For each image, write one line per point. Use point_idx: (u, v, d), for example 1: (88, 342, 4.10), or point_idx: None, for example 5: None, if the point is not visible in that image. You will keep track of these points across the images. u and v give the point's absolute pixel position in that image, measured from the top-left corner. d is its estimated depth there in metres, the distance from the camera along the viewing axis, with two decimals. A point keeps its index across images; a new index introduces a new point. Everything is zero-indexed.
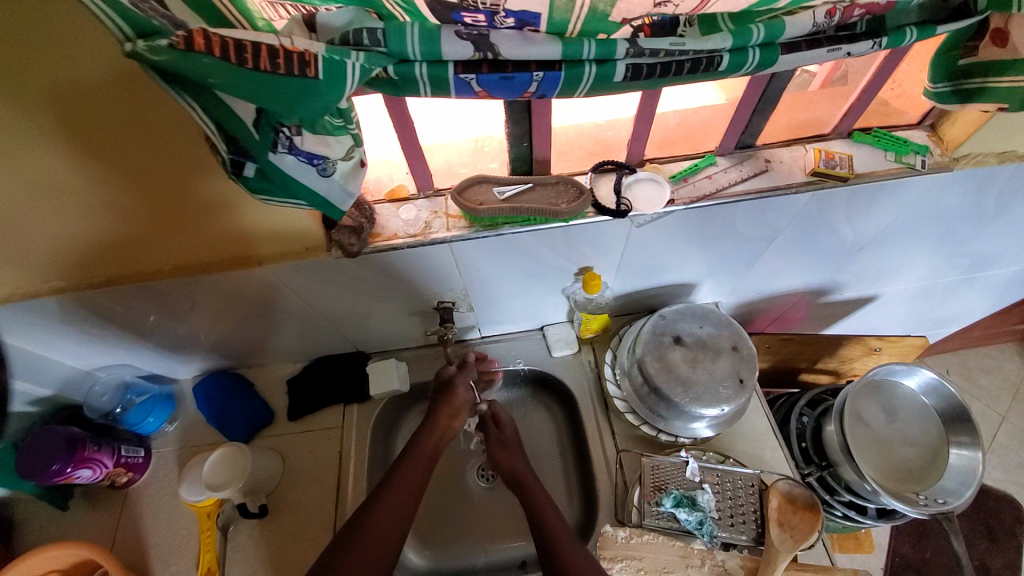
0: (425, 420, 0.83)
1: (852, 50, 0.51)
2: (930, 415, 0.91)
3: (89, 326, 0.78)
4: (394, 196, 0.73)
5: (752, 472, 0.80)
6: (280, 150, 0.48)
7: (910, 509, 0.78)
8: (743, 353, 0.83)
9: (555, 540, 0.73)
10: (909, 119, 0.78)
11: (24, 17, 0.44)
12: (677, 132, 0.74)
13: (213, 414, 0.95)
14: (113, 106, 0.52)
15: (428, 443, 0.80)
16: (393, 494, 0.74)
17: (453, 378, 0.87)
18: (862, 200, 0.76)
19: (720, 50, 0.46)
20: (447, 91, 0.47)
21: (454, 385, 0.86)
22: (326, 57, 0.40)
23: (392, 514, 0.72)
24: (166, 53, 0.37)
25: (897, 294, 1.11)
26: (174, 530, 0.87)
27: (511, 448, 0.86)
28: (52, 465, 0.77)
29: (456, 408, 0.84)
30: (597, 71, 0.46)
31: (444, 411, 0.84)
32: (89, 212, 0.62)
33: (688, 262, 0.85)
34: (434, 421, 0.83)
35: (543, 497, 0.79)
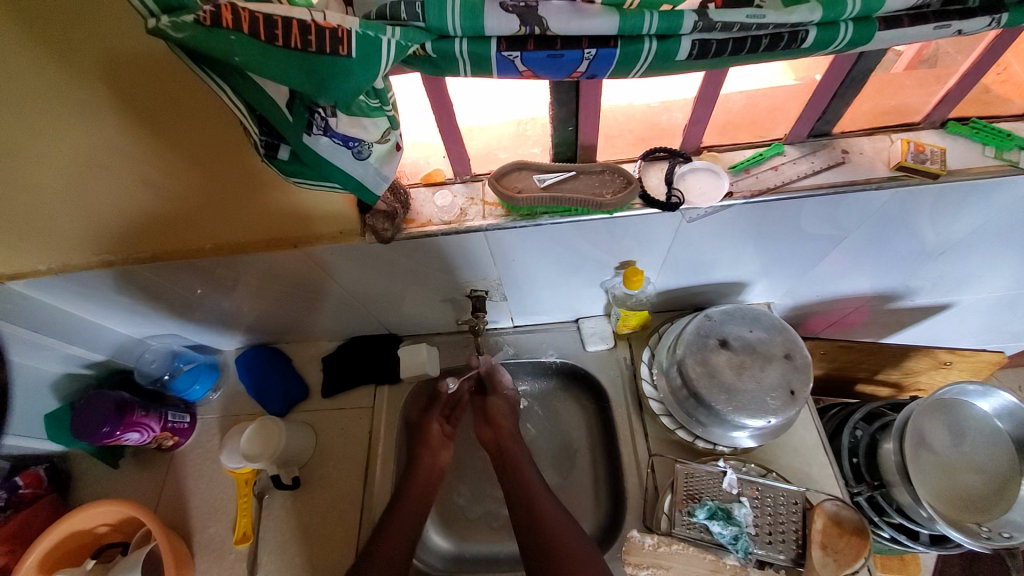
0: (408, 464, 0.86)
1: (964, 28, 0.43)
2: (1004, 443, 0.82)
3: (137, 298, 0.82)
4: (430, 179, 0.70)
5: (796, 489, 0.74)
6: (314, 132, 0.45)
7: (971, 542, 0.70)
8: (797, 362, 0.76)
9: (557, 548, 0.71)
10: (1015, 109, 0.67)
11: None
12: (742, 117, 0.67)
13: (253, 385, 0.98)
14: (150, 80, 0.51)
15: (419, 481, 0.84)
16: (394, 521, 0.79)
17: (423, 418, 0.91)
18: (951, 200, 0.67)
19: (806, 24, 0.40)
20: (489, 71, 0.43)
21: (426, 424, 0.90)
22: (360, 33, 0.37)
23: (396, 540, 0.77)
24: (190, 29, 0.36)
25: (977, 304, 0.99)
26: (213, 494, 0.92)
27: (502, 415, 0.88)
28: (103, 427, 0.82)
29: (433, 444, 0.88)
30: (657, 49, 0.41)
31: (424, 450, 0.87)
32: (133, 188, 0.63)
33: (741, 259, 0.78)
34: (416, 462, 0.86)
35: (536, 483, 0.79)
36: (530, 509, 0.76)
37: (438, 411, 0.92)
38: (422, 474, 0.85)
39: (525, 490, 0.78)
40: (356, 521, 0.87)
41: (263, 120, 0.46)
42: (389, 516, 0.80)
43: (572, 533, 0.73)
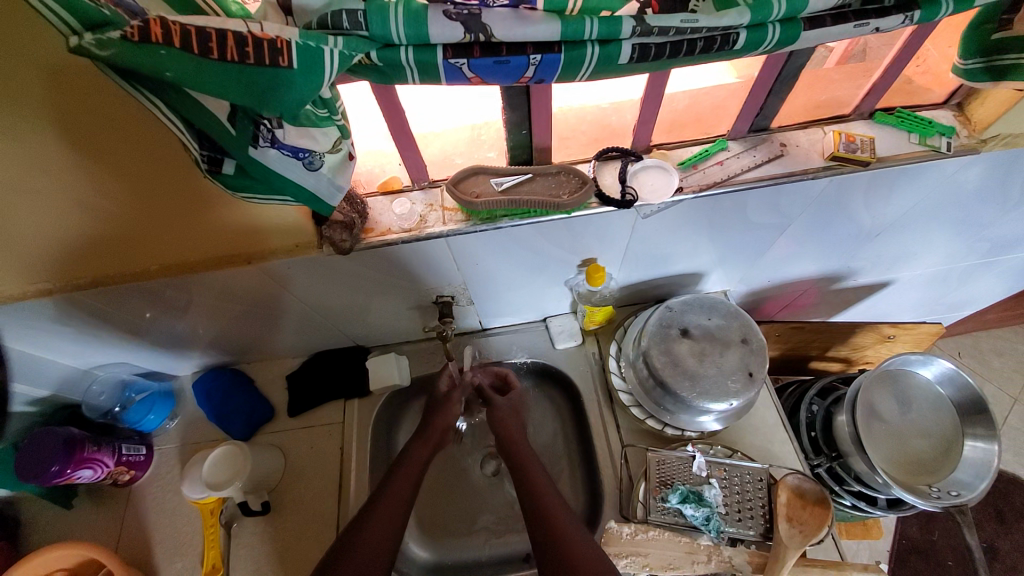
0: (417, 431, 0.79)
1: (881, 25, 0.46)
2: (945, 407, 0.89)
3: (81, 326, 0.76)
4: (388, 188, 0.70)
5: (760, 467, 0.78)
6: (261, 144, 0.44)
7: (923, 502, 0.76)
8: (753, 346, 0.80)
9: (554, 524, 0.67)
10: (934, 99, 0.73)
11: None
12: (687, 116, 0.70)
13: (213, 410, 0.94)
14: (71, 95, 0.48)
15: (435, 435, 0.79)
16: (396, 484, 0.71)
17: (449, 394, 0.85)
18: (882, 186, 0.72)
19: (736, 27, 0.42)
20: (437, 78, 0.43)
21: (448, 400, 0.84)
22: (300, 44, 0.36)
23: (402, 486, 0.71)
24: (116, 46, 0.34)
25: (913, 279, 1.07)
26: (178, 526, 0.87)
27: (508, 417, 0.82)
28: (51, 467, 0.76)
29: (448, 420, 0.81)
30: (600, 53, 0.42)
31: (438, 423, 0.80)
32: (66, 211, 0.59)
33: (697, 250, 0.81)
34: (426, 433, 0.79)
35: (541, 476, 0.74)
36: (528, 483, 0.72)
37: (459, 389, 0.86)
38: (435, 436, 0.79)
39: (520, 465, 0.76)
40: (332, 537, 0.85)
41: (203, 134, 0.44)
42: (396, 473, 0.73)
43: (564, 506, 0.69)
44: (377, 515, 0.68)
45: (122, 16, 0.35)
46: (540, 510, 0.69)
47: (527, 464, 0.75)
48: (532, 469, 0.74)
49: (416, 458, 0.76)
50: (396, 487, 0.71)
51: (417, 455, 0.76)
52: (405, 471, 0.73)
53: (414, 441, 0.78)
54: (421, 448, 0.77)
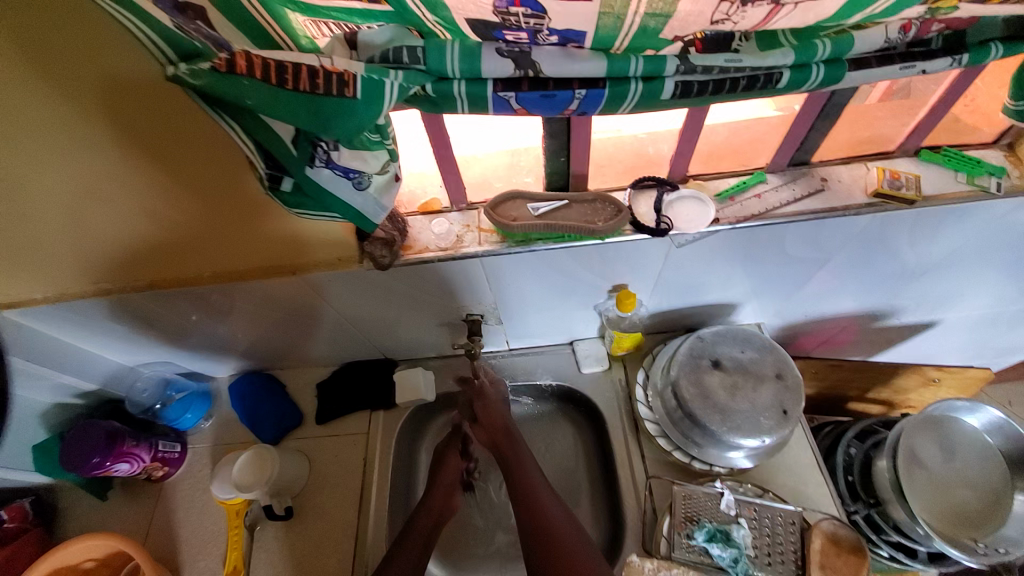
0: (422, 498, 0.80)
1: (928, 68, 0.47)
2: (993, 457, 0.83)
3: (133, 325, 0.81)
4: (427, 209, 0.72)
5: (793, 509, 0.75)
6: (317, 164, 0.47)
7: (965, 557, 0.71)
8: (788, 382, 0.78)
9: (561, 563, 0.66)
10: (983, 137, 0.71)
11: (68, 30, 0.45)
12: (725, 148, 0.70)
13: (245, 413, 0.97)
14: (153, 114, 0.53)
15: (435, 504, 0.79)
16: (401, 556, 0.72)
17: (445, 450, 0.85)
18: (927, 224, 0.70)
19: (780, 67, 0.43)
20: (485, 109, 0.46)
21: (445, 457, 0.84)
22: (365, 77, 0.39)
23: (406, 560, 0.72)
24: (205, 76, 0.38)
25: (960, 321, 1.02)
26: (204, 525, 0.90)
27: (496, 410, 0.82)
28: (91, 459, 0.81)
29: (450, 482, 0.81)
30: (643, 89, 0.44)
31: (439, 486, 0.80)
32: (134, 218, 0.64)
33: (731, 281, 0.80)
34: (430, 499, 0.79)
35: (546, 492, 0.73)
36: (538, 517, 0.70)
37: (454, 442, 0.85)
38: (437, 503, 0.79)
39: (528, 489, 0.73)
40: (349, 550, 0.85)
41: (269, 155, 0.47)
42: (398, 549, 0.73)
43: (580, 538, 0.69)
44: None
45: (211, 49, 0.39)
46: (548, 550, 0.67)
47: (541, 497, 0.72)
48: (545, 498, 0.72)
49: (421, 528, 0.76)
50: (400, 559, 0.72)
51: (421, 525, 0.76)
52: (408, 545, 0.74)
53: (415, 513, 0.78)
54: (423, 519, 0.76)
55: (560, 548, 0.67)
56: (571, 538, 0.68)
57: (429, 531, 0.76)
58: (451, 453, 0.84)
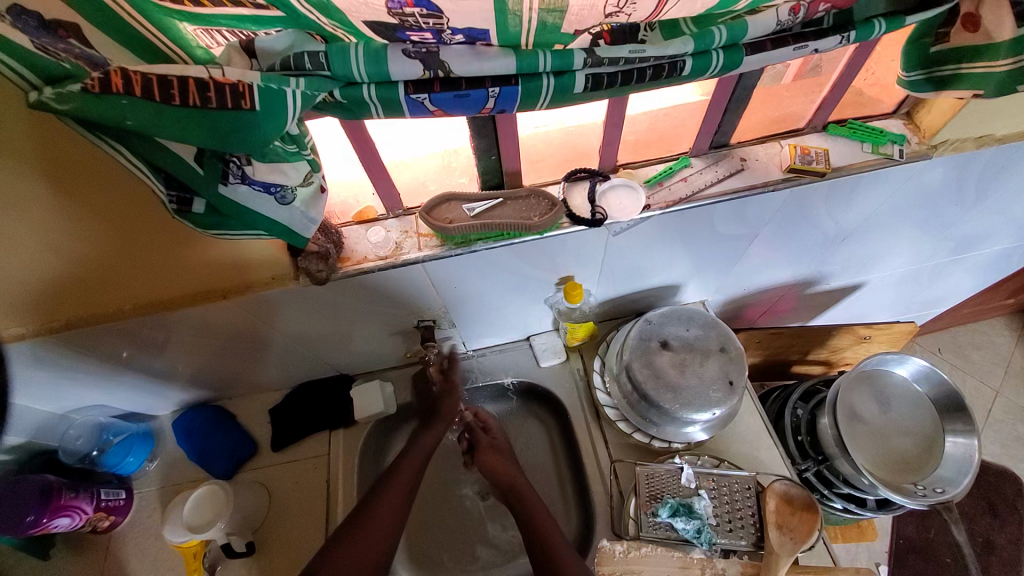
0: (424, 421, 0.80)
1: (819, 46, 0.50)
2: (925, 404, 0.90)
3: (56, 370, 0.75)
4: (362, 217, 0.70)
5: (747, 475, 0.79)
6: (231, 181, 0.45)
7: (909, 501, 0.77)
8: (731, 354, 0.82)
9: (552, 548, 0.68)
10: (884, 108, 0.77)
11: None
12: (650, 135, 0.72)
13: (194, 449, 0.92)
14: (34, 144, 0.48)
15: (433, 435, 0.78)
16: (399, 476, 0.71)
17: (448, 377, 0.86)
18: (840, 193, 0.75)
19: (682, 55, 0.44)
20: (401, 113, 0.45)
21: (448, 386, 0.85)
22: (262, 86, 0.38)
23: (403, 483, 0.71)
24: (77, 99, 0.35)
25: (885, 280, 1.10)
26: (160, 572, 0.84)
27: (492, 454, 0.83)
28: (26, 517, 0.74)
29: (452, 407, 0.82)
30: (555, 84, 0.44)
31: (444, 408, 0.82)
32: (34, 258, 0.58)
33: (672, 262, 0.83)
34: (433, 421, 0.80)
35: (539, 507, 0.74)
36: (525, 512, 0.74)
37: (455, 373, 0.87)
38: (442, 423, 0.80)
39: (520, 496, 0.76)
40: None
41: (171, 177, 0.45)
42: (394, 473, 0.72)
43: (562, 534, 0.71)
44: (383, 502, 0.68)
45: (82, 69, 0.36)
46: (534, 532, 0.70)
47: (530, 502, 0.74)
48: (539, 512, 0.73)
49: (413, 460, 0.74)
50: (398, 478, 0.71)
51: (418, 449, 0.75)
52: (404, 470, 0.72)
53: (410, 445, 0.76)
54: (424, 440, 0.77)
55: (544, 535, 0.70)
56: (548, 524, 0.71)
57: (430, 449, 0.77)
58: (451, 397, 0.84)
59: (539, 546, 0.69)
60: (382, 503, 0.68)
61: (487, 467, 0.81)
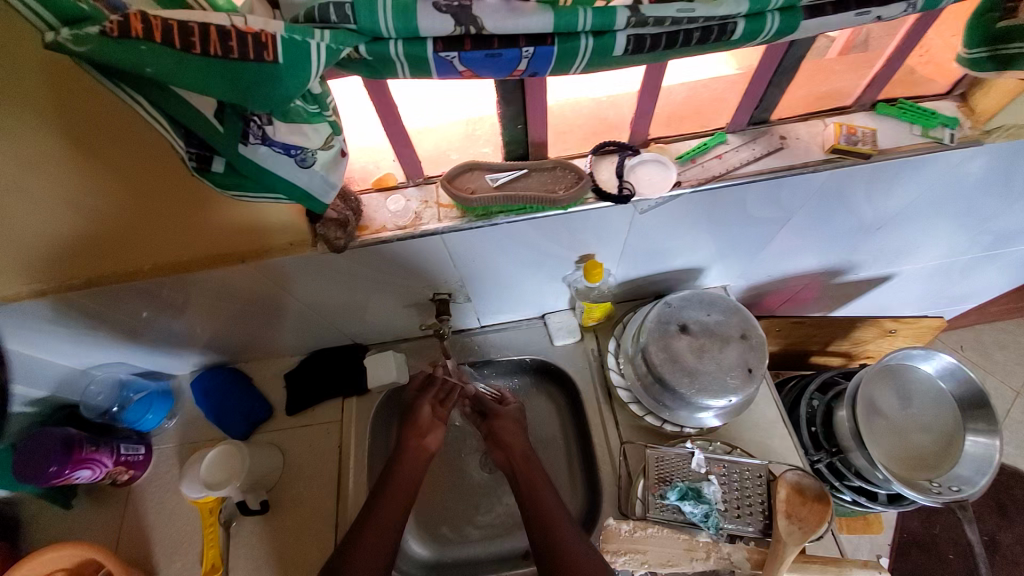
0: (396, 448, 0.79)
1: (882, 14, 0.45)
2: (947, 402, 0.88)
3: (78, 326, 0.76)
4: (382, 184, 0.69)
5: (758, 462, 0.78)
6: (251, 141, 0.44)
7: (924, 498, 0.75)
8: (753, 342, 0.80)
9: (551, 530, 0.71)
10: (937, 89, 0.72)
11: None
12: (685, 109, 0.69)
13: (211, 409, 0.93)
14: (52, 92, 0.47)
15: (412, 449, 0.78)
16: (384, 503, 0.73)
17: (416, 400, 0.84)
18: (884, 177, 0.71)
19: (734, 16, 0.42)
20: (429, 73, 0.42)
21: (417, 406, 0.83)
22: (286, 38, 0.36)
23: (391, 510, 0.73)
24: (94, 41, 0.34)
25: (916, 273, 1.06)
26: (178, 525, 0.87)
27: (509, 428, 0.82)
28: (48, 467, 0.76)
29: (424, 425, 0.81)
30: (594, 45, 0.41)
31: (412, 432, 0.80)
32: (53, 211, 0.58)
33: (697, 244, 0.80)
34: (403, 448, 0.79)
35: (541, 479, 0.77)
36: (530, 496, 0.75)
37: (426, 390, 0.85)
38: (414, 445, 0.79)
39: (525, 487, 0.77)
40: (332, 537, 0.84)
41: (190, 133, 0.44)
42: (384, 491, 0.74)
43: (562, 513, 0.73)
44: (365, 539, 0.70)
45: (101, 11, 0.35)
46: (535, 515, 0.73)
47: (540, 490, 0.75)
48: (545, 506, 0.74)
49: (405, 476, 0.76)
50: (382, 509, 0.72)
51: (401, 479, 0.76)
52: (394, 489, 0.75)
53: (396, 460, 0.78)
54: (403, 466, 0.77)
55: (544, 512, 0.73)
56: (549, 502, 0.74)
57: (413, 476, 0.77)
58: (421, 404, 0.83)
59: (539, 520, 0.72)
60: (365, 539, 0.70)
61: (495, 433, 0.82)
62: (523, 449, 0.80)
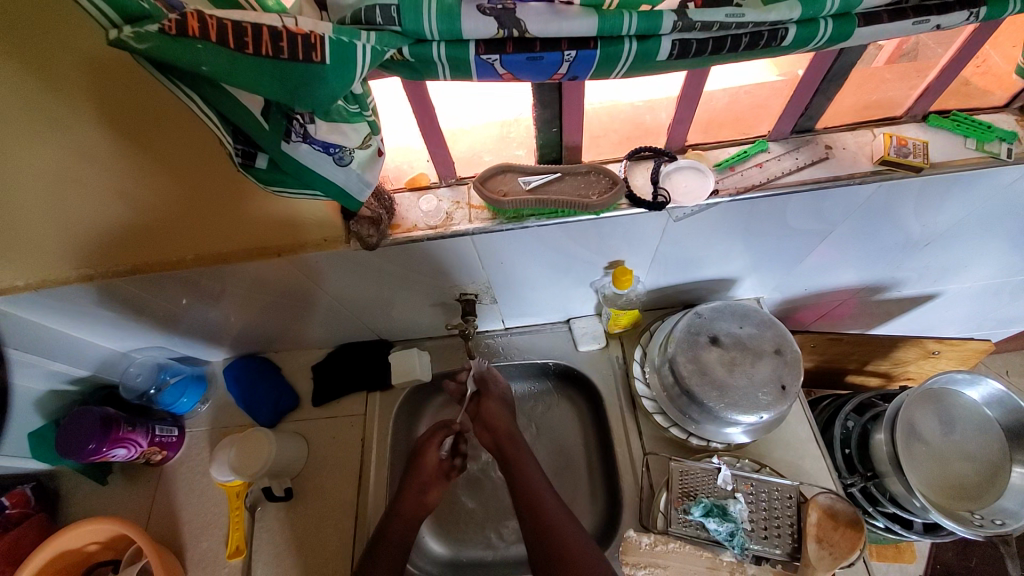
0: (394, 499, 0.79)
1: (942, 23, 0.43)
2: (993, 430, 0.83)
3: (120, 311, 0.79)
4: (415, 184, 0.70)
5: (789, 484, 0.75)
6: (293, 139, 0.45)
7: (964, 530, 0.70)
8: (787, 357, 0.77)
9: (550, 532, 0.71)
10: (994, 102, 0.68)
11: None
12: (725, 115, 0.67)
13: (241, 397, 0.96)
14: (109, 86, 0.49)
15: (408, 506, 0.78)
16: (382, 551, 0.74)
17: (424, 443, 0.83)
18: (934, 194, 0.67)
19: (785, 22, 0.40)
20: (468, 75, 0.43)
21: (424, 450, 0.82)
22: (334, 39, 0.37)
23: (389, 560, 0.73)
24: (153, 39, 0.35)
25: (963, 292, 1.00)
26: (205, 507, 0.90)
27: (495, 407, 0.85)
28: (88, 444, 0.79)
29: (426, 477, 0.80)
30: (637, 49, 0.41)
31: (416, 481, 0.80)
32: (105, 200, 0.60)
33: (729, 255, 0.78)
34: (402, 501, 0.78)
35: (538, 480, 0.77)
36: (520, 486, 0.76)
37: (439, 433, 0.85)
38: (413, 499, 0.78)
39: (535, 497, 0.74)
40: (351, 529, 0.86)
41: (237, 129, 0.45)
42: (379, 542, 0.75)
43: (570, 521, 0.72)
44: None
45: (160, 9, 0.36)
46: (535, 533, 0.71)
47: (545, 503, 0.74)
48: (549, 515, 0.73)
49: (401, 522, 0.77)
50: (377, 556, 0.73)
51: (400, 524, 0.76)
52: (391, 536, 0.75)
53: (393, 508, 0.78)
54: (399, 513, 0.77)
55: (544, 522, 0.72)
56: (566, 532, 0.71)
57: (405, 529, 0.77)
58: (430, 447, 0.83)
59: (535, 528, 0.72)
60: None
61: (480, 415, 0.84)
62: (508, 430, 0.83)
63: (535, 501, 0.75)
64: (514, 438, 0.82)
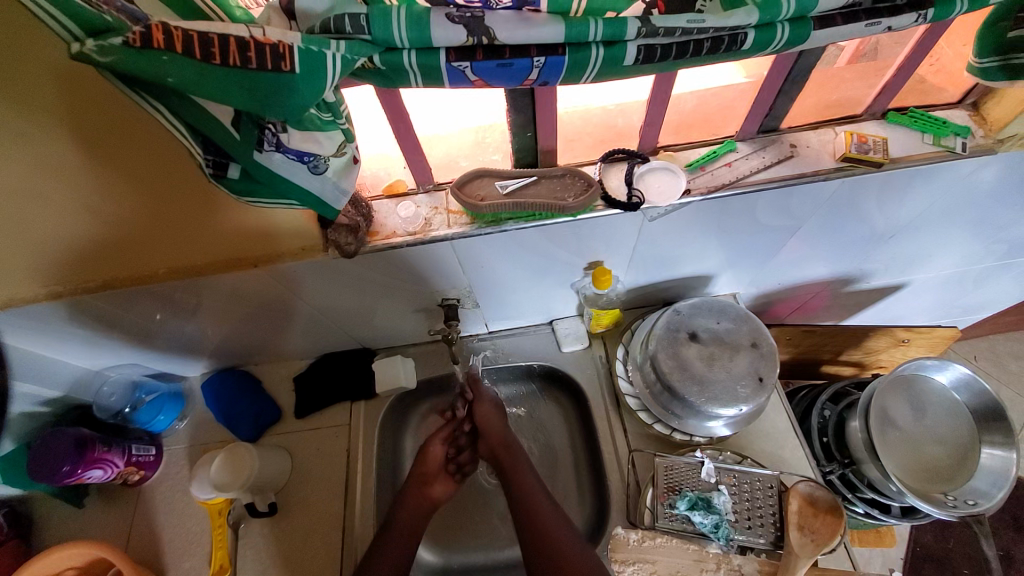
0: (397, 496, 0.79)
1: (893, 25, 0.45)
2: (962, 414, 0.86)
3: (93, 329, 0.77)
4: (393, 191, 0.69)
5: (770, 474, 0.76)
6: (266, 148, 0.44)
7: (938, 511, 0.73)
8: (763, 351, 0.79)
9: (545, 538, 0.71)
10: (948, 98, 0.71)
11: None
12: (693, 116, 0.70)
13: (220, 411, 0.94)
14: (73, 100, 0.48)
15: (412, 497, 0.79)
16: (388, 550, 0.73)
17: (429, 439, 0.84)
18: (896, 187, 0.70)
19: (744, 27, 0.42)
20: (440, 82, 0.43)
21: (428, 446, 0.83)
22: (303, 48, 0.37)
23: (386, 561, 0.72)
24: (117, 52, 0.35)
25: (928, 281, 1.04)
26: (186, 527, 0.88)
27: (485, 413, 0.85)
28: (62, 467, 0.77)
29: (427, 473, 0.81)
30: (605, 55, 0.42)
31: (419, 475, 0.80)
32: (73, 215, 0.59)
33: (705, 253, 0.80)
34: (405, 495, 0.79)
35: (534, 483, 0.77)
36: (515, 489, 0.77)
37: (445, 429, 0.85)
38: (415, 492, 0.79)
39: (525, 498, 0.75)
40: (339, 541, 0.85)
41: (208, 140, 0.45)
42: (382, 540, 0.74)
43: (565, 526, 0.73)
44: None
45: (123, 22, 0.35)
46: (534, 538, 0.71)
47: (542, 510, 0.74)
48: (540, 515, 0.73)
49: (404, 523, 0.76)
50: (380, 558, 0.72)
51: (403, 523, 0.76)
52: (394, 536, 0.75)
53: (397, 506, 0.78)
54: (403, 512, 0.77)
55: (539, 526, 0.72)
56: (559, 530, 0.72)
57: (414, 522, 0.77)
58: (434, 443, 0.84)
59: (533, 536, 0.72)
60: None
61: (475, 420, 0.84)
62: (503, 437, 0.82)
63: (526, 501, 0.75)
64: (509, 445, 0.82)
